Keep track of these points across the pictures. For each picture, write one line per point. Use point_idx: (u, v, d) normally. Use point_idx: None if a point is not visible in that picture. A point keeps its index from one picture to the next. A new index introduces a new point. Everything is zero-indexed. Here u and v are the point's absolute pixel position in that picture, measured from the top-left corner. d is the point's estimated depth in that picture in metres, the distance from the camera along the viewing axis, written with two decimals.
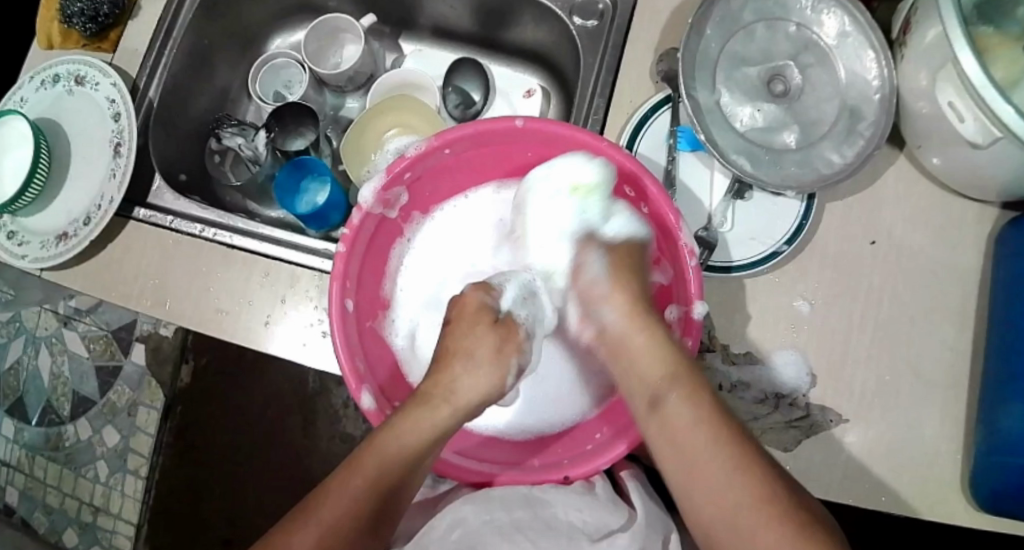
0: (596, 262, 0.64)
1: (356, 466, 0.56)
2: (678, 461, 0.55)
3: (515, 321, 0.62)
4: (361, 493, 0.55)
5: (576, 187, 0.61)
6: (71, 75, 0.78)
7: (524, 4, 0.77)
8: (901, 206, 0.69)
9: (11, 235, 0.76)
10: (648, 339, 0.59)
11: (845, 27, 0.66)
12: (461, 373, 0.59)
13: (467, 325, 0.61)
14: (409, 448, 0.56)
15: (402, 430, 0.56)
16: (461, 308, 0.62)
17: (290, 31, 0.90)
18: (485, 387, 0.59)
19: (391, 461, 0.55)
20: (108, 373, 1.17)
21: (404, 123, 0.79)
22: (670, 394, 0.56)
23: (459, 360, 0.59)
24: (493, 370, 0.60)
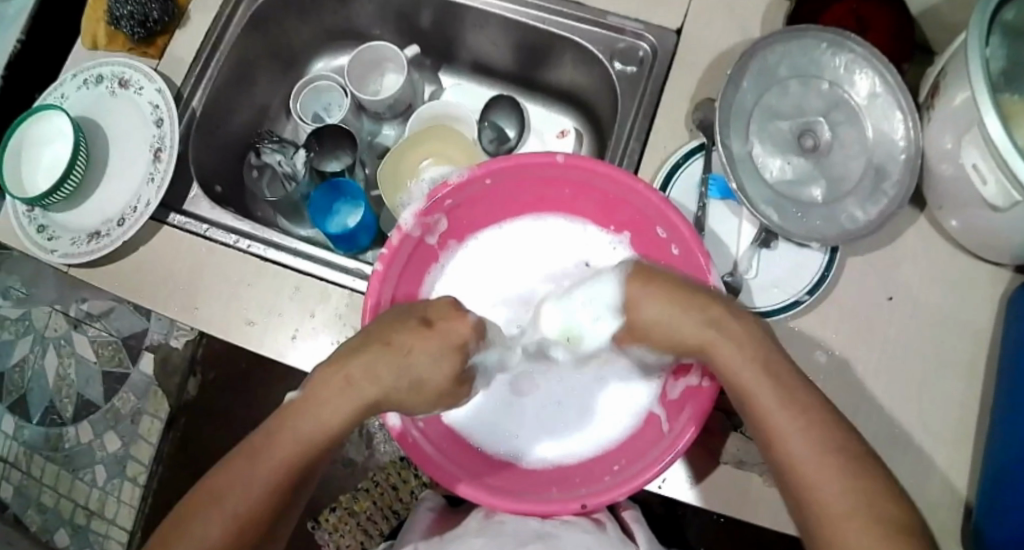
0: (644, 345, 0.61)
1: (262, 446, 0.54)
2: (782, 456, 0.53)
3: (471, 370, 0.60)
4: (282, 458, 0.54)
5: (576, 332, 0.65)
6: (115, 77, 0.79)
7: (564, 45, 0.79)
8: (919, 264, 0.71)
9: (42, 229, 0.77)
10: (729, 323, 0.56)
11: (876, 88, 0.68)
12: (405, 372, 0.55)
13: (425, 336, 0.55)
14: (332, 418, 0.55)
15: (321, 412, 0.55)
16: (444, 312, 0.57)
17: (331, 55, 0.93)
18: (415, 402, 0.57)
19: (312, 433, 0.54)
20: (114, 378, 1.18)
21: (441, 152, 0.81)
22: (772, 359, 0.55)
23: (410, 364, 0.55)
24: (435, 381, 0.56)
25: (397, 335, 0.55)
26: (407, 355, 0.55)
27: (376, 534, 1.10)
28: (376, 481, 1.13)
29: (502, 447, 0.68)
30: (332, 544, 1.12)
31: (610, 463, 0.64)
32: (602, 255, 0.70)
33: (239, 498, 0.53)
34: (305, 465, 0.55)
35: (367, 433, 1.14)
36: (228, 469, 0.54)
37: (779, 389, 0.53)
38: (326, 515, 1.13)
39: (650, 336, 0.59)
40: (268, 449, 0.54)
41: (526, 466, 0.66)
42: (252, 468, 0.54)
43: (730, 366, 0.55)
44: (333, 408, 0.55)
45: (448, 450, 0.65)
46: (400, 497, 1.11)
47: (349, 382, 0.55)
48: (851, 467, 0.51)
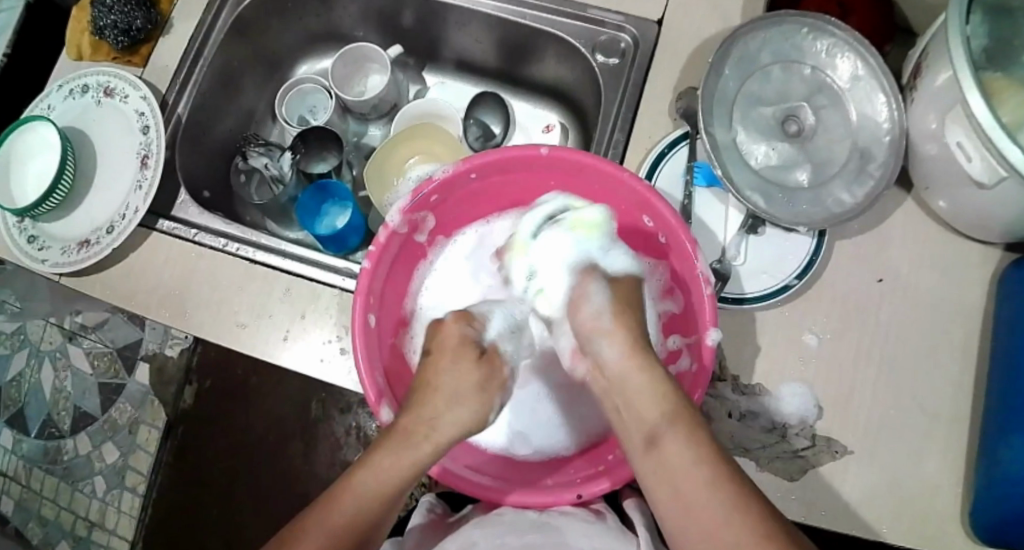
0: (596, 293, 0.60)
1: (310, 523, 0.52)
2: (680, 503, 0.50)
3: (498, 354, 0.62)
4: (341, 528, 0.52)
5: (576, 223, 0.62)
6: (100, 86, 0.80)
7: (547, 41, 0.80)
8: (909, 246, 0.71)
9: (31, 239, 0.77)
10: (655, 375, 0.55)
11: (858, 71, 0.68)
12: (447, 409, 0.57)
13: (447, 359, 0.59)
14: (393, 479, 0.54)
15: (383, 465, 0.54)
16: (443, 340, 0.60)
17: (316, 58, 0.93)
18: (469, 419, 0.57)
19: (371, 498, 0.53)
20: (110, 390, 1.18)
21: (428, 151, 0.82)
22: (669, 432, 0.52)
23: (444, 393, 0.57)
24: (473, 400, 0.58)
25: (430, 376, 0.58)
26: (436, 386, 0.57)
27: None
28: None
29: (498, 441, 0.68)
30: None
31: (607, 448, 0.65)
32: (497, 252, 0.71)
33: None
34: (364, 533, 0.53)
35: (365, 437, 1.13)
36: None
37: (662, 462, 0.52)
38: None
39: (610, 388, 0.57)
40: (317, 523, 0.52)
41: (522, 461, 0.67)
42: (310, 536, 0.52)
43: (625, 382, 0.56)
44: (387, 462, 0.54)
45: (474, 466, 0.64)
46: None
47: (402, 431, 0.55)
48: (738, 498, 0.49)
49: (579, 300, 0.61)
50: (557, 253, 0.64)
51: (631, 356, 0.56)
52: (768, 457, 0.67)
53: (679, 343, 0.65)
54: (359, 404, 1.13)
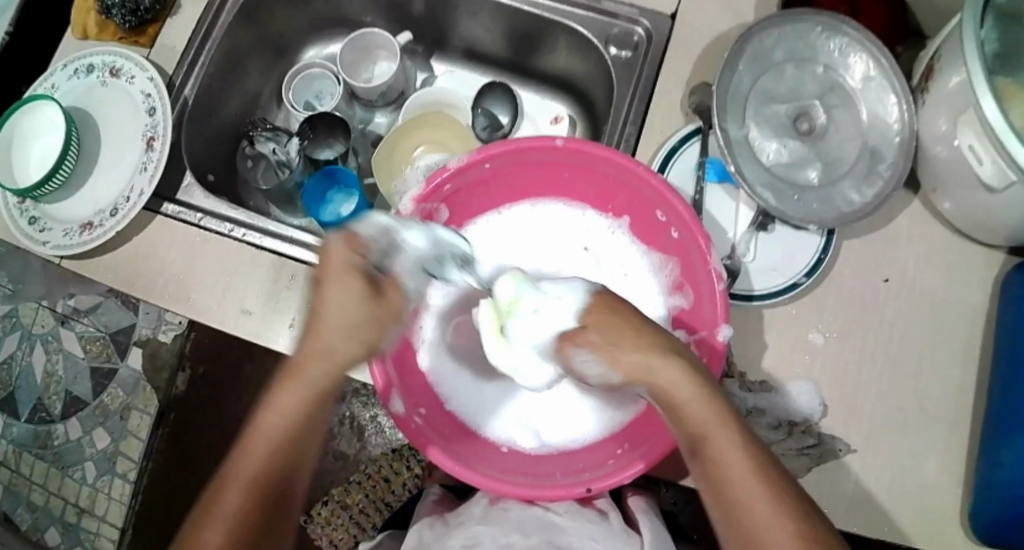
0: (586, 359, 0.56)
1: (227, 477, 0.53)
2: (730, 506, 0.50)
3: (397, 284, 0.55)
4: (255, 472, 0.53)
5: (507, 308, 0.59)
6: (106, 66, 0.79)
7: (559, 32, 0.79)
8: (914, 247, 0.71)
9: (33, 221, 0.76)
10: (665, 368, 0.52)
11: (870, 71, 0.69)
12: (336, 313, 0.53)
13: (335, 284, 0.53)
14: (289, 416, 0.54)
15: (279, 403, 0.54)
16: (327, 262, 0.53)
17: (324, 43, 0.92)
18: (367, 337, 0.55)
19: (271, 437, 0.54)
20: (101, 375, 1.16)
21: (435, 139, 0.81)
22: (711, 430, 0.51)
23: (336, 322, 0.53)
24: (368, 326, 0.55)
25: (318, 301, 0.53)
26: (332, 310, 0.53)
27: (369, 526, 1.02)
28: (368, 473, 1.05)
29: (505, 436, 0.68)
30: (324, 539, 1.06)
31: (613, 447, 0.64)
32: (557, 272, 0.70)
33: (222, 529, 0.52)
34: (280, 467, 0.54)
35: (359, 427, 1.13)
36: (201, 522, 0.53)
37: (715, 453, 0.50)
38: (318, 509, 1.07)
39: (652, 381, 0.53)
40: (236, 476, 0.53)
41: (528, 453, 0.66)
42: (229, 489, 0.53)
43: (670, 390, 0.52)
44: (275, 404, 0.54)
45: (455, 440, 0.65)
46: (391, 489, 1.01)
47: (291, 369, 0.54)
48: (782, 501, 0.49)
49: (572, 363, 0.58)
50: (532, 335, 0.59)
51: (638, 364, 0.53)
52: (773, 454, 0.67)
53: (686, 338, 0.64)
54: (355, 394, 1.11)
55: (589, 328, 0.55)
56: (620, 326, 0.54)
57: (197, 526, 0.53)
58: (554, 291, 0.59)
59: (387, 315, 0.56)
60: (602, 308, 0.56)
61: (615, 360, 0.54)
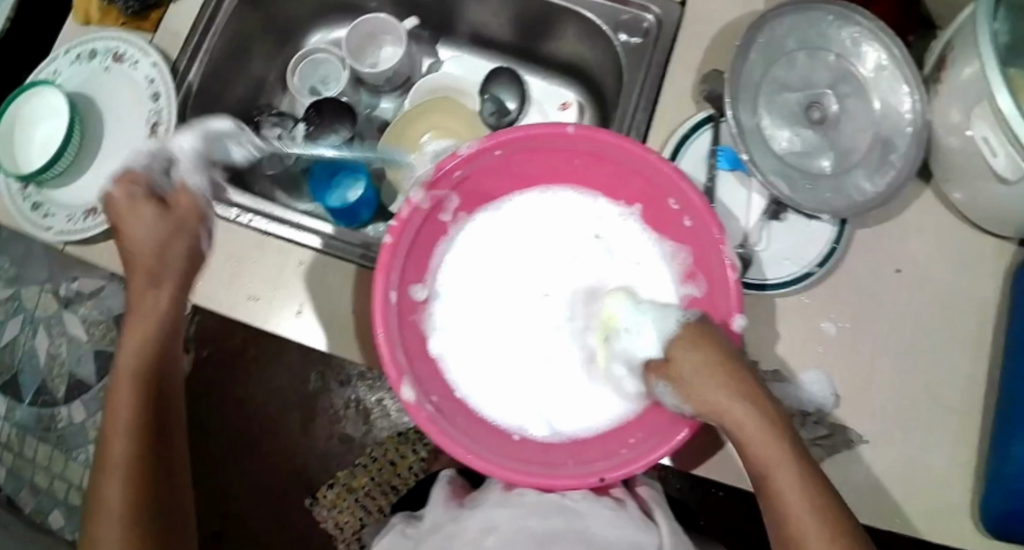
0: (663, 390, 0.57)
1: (110, 418, 0.61)
2: (788, 541, 0.53)
3: (183, 196, 0.65)
4: (128, 416, 0.61)
5: (609, 323, 0.64)
6: (109, 51, 0.78)
7: (569, 17, 0.78)
8: (926, 237, 0.71)
9: (36, 206, 0.75)
10: (736, 408, 0.54)
11: (882, 60, 0.68)
12: (136, 236, 0.63)
13: (129, 219, 0.63)
14: (137, 361, 0.62)
15: (131, 341, 0.62)
16: (115, 207, 0.63)
17: (329, 28, 0.91)
18: (189, 247, 0.64)
19: (132, 379, 0.62)
20: (107, 357, 1.14)
21: (446, 126, 0.82)
22: (779, 467, 0.53)
23: (140, 249, 0.63)
24: (169, 238, 0.63)
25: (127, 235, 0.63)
26: (132, 234, 0.63)
27: (376, 509, 1.07)
28: (374, 457, 1.10)
29: (516, 425, 0.67)
30: (330, 521, 1.10)
31: (627, 436, 0.64)
32: (563, 286, 0.71)
33: (119, 478, 0.59)
34: (144, 414, 0.62)
35: (364, 410, 1.13)
36: (99, 468, 0.60)
37: (784, 488, 0.53)
38: (324, 492, 1.11)
39: (720, 415, 0.54)
40: (115, 418, 0.61)
41: (539, 441, 0.66)
42: (115, 435, 0.60)
43: (730, 423, 0.54)
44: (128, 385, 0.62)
45: (469, 428, 0.65)
46: (397, 472, 1.07)
47: (133, 306, 0.63)
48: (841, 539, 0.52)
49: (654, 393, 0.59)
50: (625, 351, 0.61)
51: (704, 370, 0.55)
52: None
53: None
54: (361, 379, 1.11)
55: (671, 358, 0.56)
56: (696, 360, 0.55)
57: (98, 472, 0.60)
58: (649, 320, 0.60)
59: (186, 220, 0.64)
60: (687, 343, 0.56)
61: (690, 394, 0.55)
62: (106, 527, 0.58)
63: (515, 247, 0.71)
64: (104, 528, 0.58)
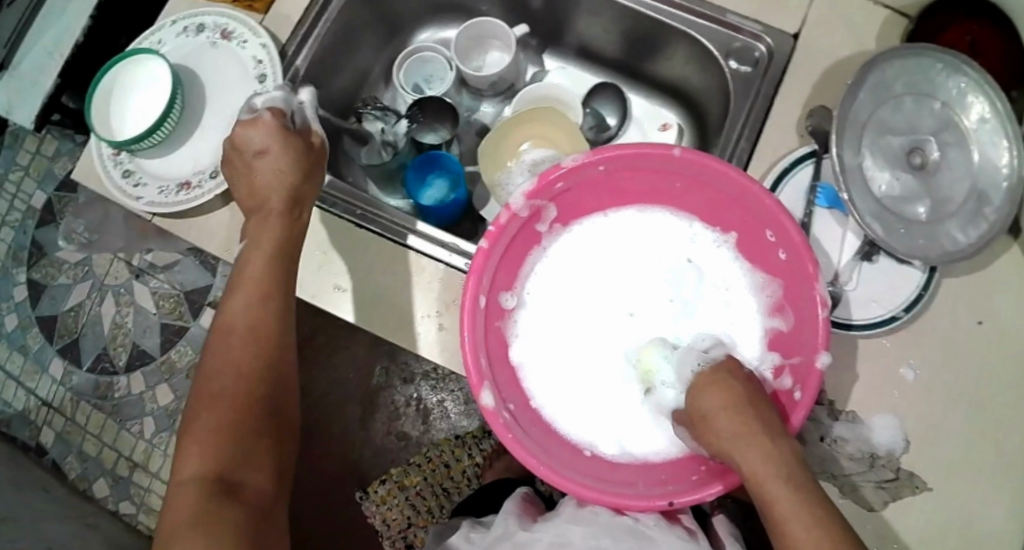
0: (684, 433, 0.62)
1: (232, 298, 0.64)
2: None
3: (309, 142, 0.71)
4: (251, 297, 0.64)
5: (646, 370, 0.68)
6: (217, 28, 0.79)
7: (677, 39, 0.79)
8: (1012, 293, 0.71)
9: (128, 174, 0.77)
10: (753, 450, 0.54)
11: (985, 114, 0.69)
12: (266, 164, 0.68)
13: (271, 143, 0.69)
14: (263, 256, 0.66)
15: (261, 240, 0.66)
16: (258, 128, 0.68)
17: (439, 27, 0.92)
18: (308, 185, 0.70)
19: (259, 268, 0.65)
20: (174, 331, 1.16)
21: (546, 136, 0.79)
22: (783, 511, 0.51)
23: (266, 178, 0.68)
24: (297, 173, 0.69)
25: (259, 161, 0.68)
26: (259, 162, 0.68)
27: (427, 515, 1.02)
28: (429, 457, 1.07)
29: (588, 441, 0.68)
30: (378, 517, 1.05)
31: (697, 463, 0.65)
32: (648, 306, 0.71)
33: (241, 341, 0.62)
34: (269, 295, 0.64)
35: (424, 409, 1.14)
36: (222, 333, 0.62)
37: (788, 530, 0.51)
38: (375, 487, 1.08)
39: (731, 456, 0.55)
40: (238, 295, 0.64)
41: (609, 458, 0.67)
42: (238, 307, 0.63)
43: (719, 439, 0.56)
44: (241, 299, 0.64)
45: (540, 439, 0.66)
46: (450, 476, 1.04)
47: (262, 214, 0.68)
48: None
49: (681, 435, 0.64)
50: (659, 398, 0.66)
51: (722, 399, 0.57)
52: (853, 484, 0.68)
53: (781, 360, 0.65)
54: (424, 377, 1.14)
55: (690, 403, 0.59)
56: (719, 400, 0.57)
57: (218, 337, 0.63)
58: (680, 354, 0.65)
59: (315, 162, 0.71)
60: (713, 387, 0.58)
61: (713, 438, 0.57)
62: (220, 382, 0.60)
63: (611, 254, 0.72)
64: (217, 384, 0.60)
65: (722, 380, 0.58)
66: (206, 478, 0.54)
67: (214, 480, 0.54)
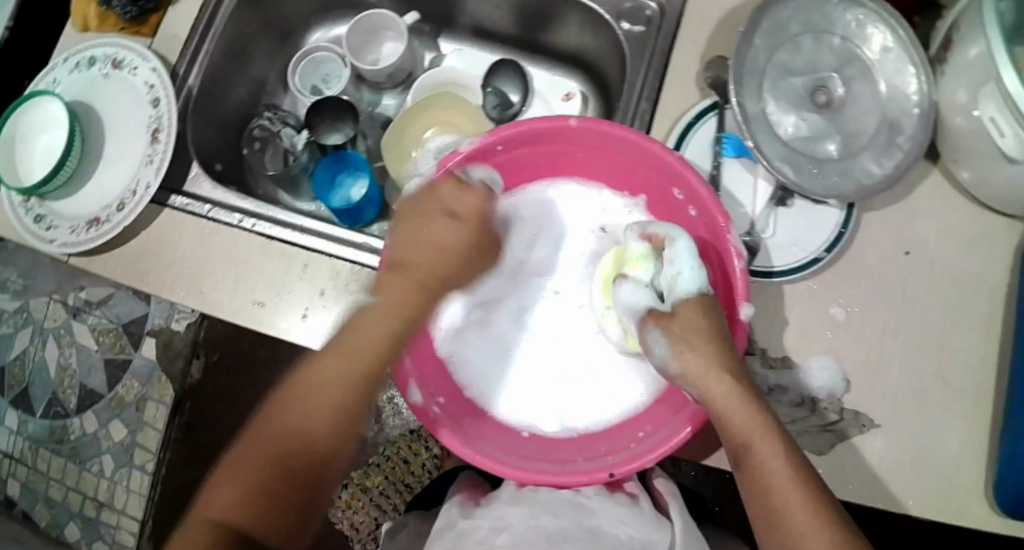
0: (656, 342, 0.59)
1: (340, 338, 0.60)
2: (771, 514, 0.54)
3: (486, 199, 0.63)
4: (366, 345, 0.59)
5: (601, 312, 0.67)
6: (108, 58, 0.77)
7: (570, 7, 0.77)
8: (935, 218, 0.70)
9: (40, 219, 0.75)
10: (716, 385, 0.56)
11: (888, 43, 0.68)
12: (429, 231, 0.62)
13: (431, 211, 0.62)
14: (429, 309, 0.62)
15: (387, 288, 0.60)
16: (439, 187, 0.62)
17: (330, 26, 0.90)
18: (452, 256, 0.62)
19: (395, 313, 0.60)
20: (117, 366, 1.15)
21: (446, 122, 0.80)
22: (754, 443, 0.55)
23: (427, 247, 0.61)
24: (454, 256, 0.62)
25: (433, 222, 0.62)
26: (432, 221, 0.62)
27: (391, 509, 1.05)
28: (387, 456, 1.07)
29: (527, 423, 0.67)
30: (345, 521, 1.10)
31: (634, 430, 0.64)
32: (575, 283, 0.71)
33: (313, 395, 0.58)
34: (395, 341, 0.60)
35: (376, 409, 1.10)
36: (304, 375, 0.59)
37: (765, 457, 0.55)
38: (339, 493, 1.08)
39: (703, 389, 0.56)
40: (351, 335, 0.59)
41: (549, 438, 0.66)
42: (331, 354, 0.59)
43: (719, 416, 0.56)
44: (335, 353, 0.59)
45: (478, 430, 0.64)
46: (411, 471, 1.04)
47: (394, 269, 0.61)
48: (811, 503, 0.53)
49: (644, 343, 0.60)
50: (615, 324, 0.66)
51: (695, 365, 0.57)
52: (797, 432, 0.67)
53: None
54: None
55: (677, 317, 0.58)
56: (695, 334, 0.57)
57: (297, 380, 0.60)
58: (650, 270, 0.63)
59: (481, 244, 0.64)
60: (701, 311, 0.58)
61: (682, 356, 0.57)
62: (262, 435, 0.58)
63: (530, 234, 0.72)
64: (261, 435, 0.58)
65: (708, 307, 0.59)
66: (225, 529, 0.54)
67: (232, 535, 0.54)
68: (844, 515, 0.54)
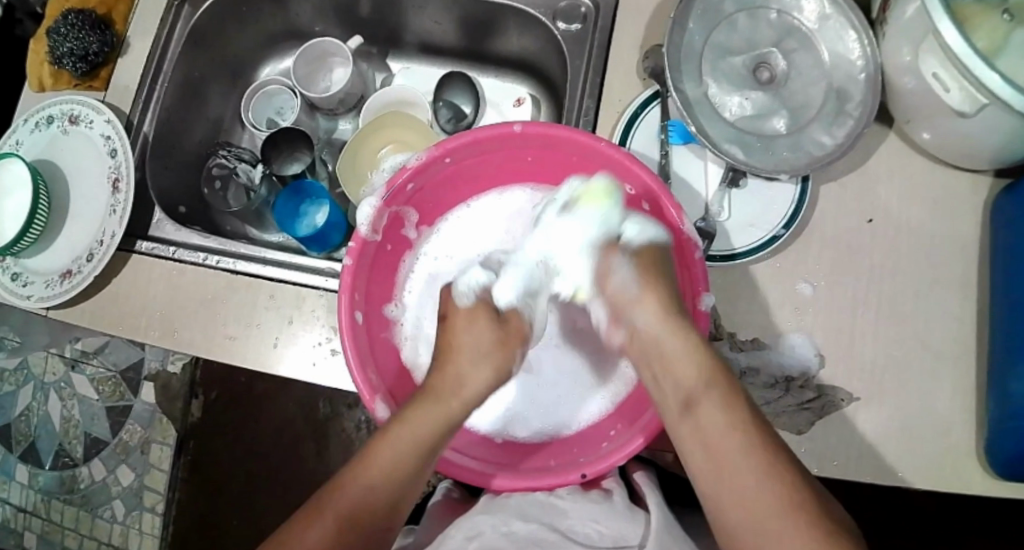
0: (619, 270, 0.62)
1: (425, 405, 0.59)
2: (717, 475, 0.54)
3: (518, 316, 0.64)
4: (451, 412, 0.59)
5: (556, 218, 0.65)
6: (65, 114, 0.79)
7: (507, 12, 0.78)
8: (896, 183, 0.69)
9: (16, 277, 0.77)
10: (673, 343, 0.58)
11: (825, 10, 0.67)
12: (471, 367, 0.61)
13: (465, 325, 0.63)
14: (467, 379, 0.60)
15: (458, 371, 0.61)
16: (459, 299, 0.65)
17: (278, 58, 0.92)
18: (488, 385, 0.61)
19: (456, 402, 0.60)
20: (118, 412, 1.18)
21: (401, 140, 0.81)
22: (704, 397, 0.55)
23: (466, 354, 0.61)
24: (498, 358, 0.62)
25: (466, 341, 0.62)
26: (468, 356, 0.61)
27: None
28: None
29: (498, 428, 0.68)
30: None
31: (607, 429, 0.64)
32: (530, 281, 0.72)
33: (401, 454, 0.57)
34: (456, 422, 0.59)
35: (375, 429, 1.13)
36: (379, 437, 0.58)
37: (722, 419, 0.54)
38: None
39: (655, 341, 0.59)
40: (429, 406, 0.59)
41: (520, 442, 0.66)
42: (426, 414, 0.58)
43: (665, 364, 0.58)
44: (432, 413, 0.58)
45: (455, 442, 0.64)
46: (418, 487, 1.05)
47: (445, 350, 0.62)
48: (771, 473, 0.52)
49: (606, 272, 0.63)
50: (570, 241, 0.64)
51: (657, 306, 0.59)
52: (772, 413, 0.65)
53: None
54: None
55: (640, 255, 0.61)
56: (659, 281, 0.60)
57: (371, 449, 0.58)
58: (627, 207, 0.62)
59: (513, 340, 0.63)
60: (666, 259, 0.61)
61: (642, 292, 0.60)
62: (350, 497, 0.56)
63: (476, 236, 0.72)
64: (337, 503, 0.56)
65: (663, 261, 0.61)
66: None
67: None
68: (803, 477, 0.52)
